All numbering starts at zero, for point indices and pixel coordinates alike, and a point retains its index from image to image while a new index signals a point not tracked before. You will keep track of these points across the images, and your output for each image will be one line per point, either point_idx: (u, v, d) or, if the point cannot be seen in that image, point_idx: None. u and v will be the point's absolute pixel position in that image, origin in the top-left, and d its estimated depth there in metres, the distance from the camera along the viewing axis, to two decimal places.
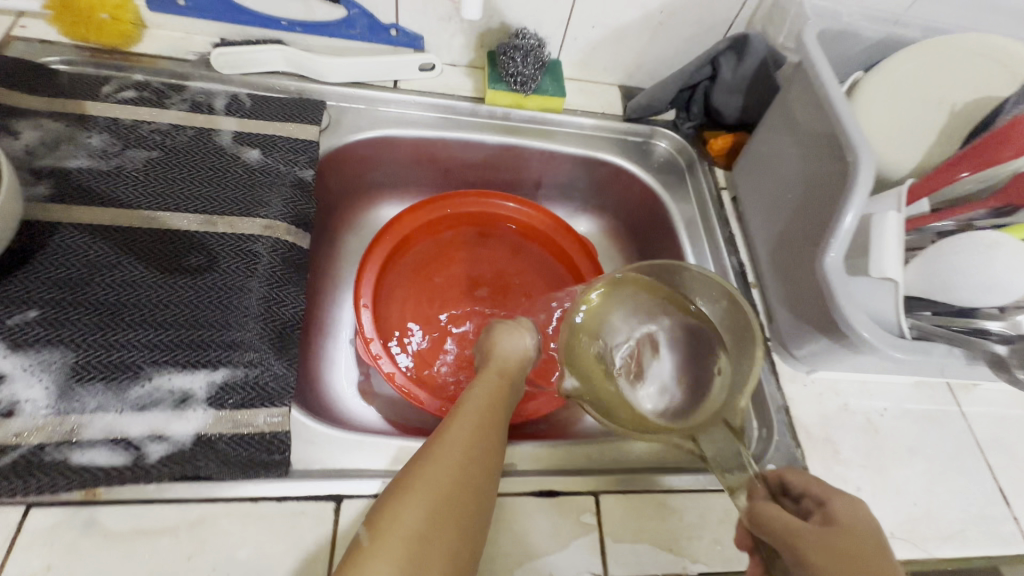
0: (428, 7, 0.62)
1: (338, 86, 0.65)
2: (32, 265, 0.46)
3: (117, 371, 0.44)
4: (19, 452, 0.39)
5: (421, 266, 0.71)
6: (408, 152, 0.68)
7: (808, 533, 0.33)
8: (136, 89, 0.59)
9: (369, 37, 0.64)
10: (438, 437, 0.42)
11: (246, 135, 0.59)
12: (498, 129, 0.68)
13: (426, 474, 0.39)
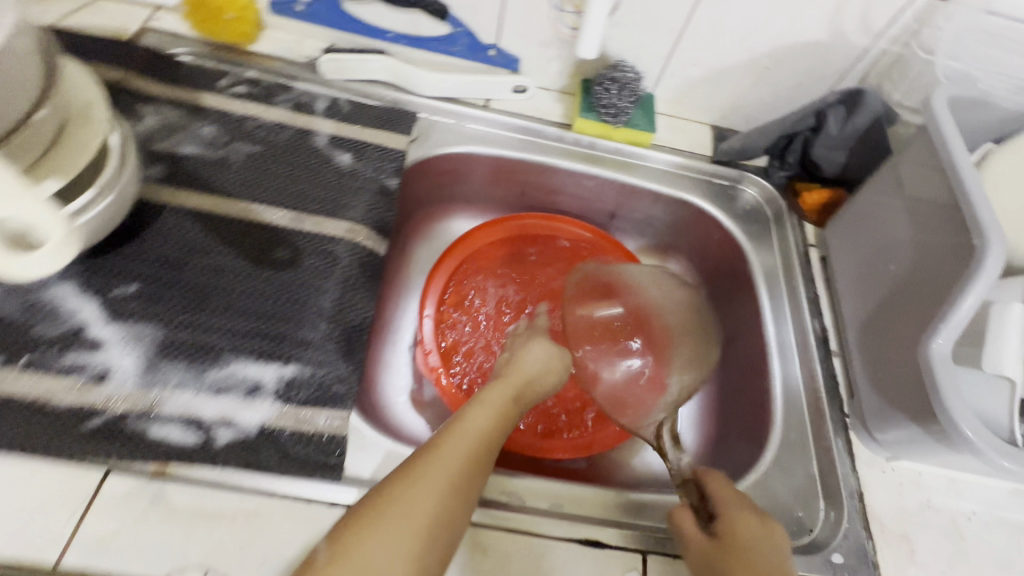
0: (531, 31, 0.63)
1: (431, 99, 0.66)
2: (138, 241, 0.50)
3: (199, 353, 0.46)
4: (104, 417, 0.42)
5: (486, 279, 0.71)
6: (489, 170, 0.69)
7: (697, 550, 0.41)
8: (247, 86, 0.62)
9: (468, 55, 0.66)
10: (431, 452, 0.38)
11: (341, 139, 0.61)
12: (581, 158, 0.68)
13: (403, 500, 0.35)
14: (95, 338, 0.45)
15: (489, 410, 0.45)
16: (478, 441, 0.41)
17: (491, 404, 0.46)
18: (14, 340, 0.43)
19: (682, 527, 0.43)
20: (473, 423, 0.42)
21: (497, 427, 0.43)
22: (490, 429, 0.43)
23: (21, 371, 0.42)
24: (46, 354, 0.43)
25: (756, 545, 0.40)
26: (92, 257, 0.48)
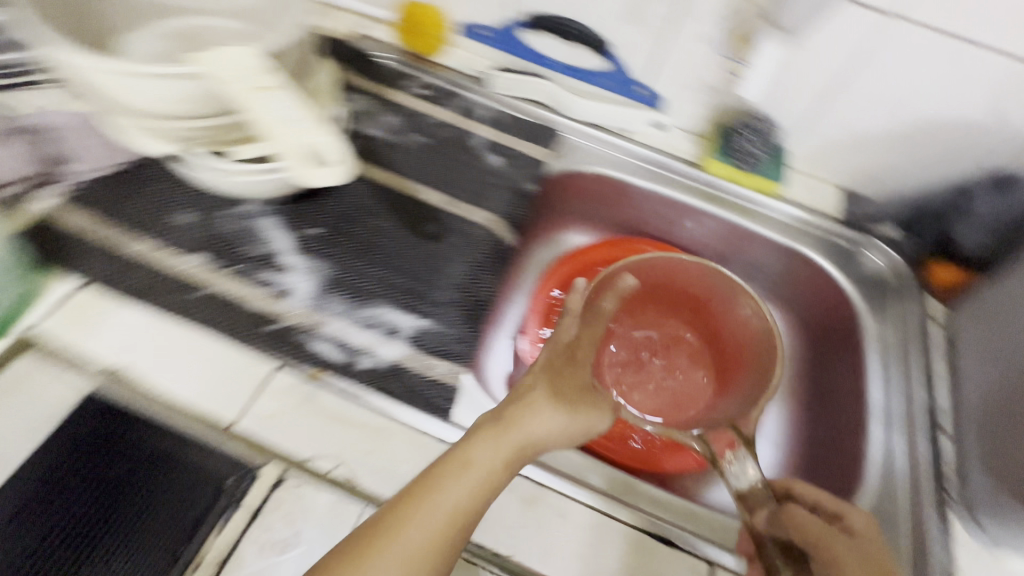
0: (681, 75, 0.69)
1: (576, 122, 0.74)
2: (327, 196, 0.61)
3: (356, 293, 0.55)
4: (280, 324, 0.51)
5: None
6: (614, 193, 0.74)
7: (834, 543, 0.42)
8: (426, 89, 0.74)
9: (616, 89, 0.72)
10: (388, 535, 0.37)
11: (494, 143, 0.71)
12: (705, 197, 0.72)
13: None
14: (283, 264, 0.55)
15: (469, 479, 0.40)
16: (448, 521, 0.38)
17: (477, 472, 0.40)
18: (228, 252, 0.55)
19: (800, 524, 0.43)
20: (444, 497, 0.39)
21: (477, 498, 0.40)
22: (469, 503, 0.39)
23: (230, 277, 0.53)
24: (247, 268, 0.54)
25: (859, 529, 0.45)
26: (292, 202, 0.59)
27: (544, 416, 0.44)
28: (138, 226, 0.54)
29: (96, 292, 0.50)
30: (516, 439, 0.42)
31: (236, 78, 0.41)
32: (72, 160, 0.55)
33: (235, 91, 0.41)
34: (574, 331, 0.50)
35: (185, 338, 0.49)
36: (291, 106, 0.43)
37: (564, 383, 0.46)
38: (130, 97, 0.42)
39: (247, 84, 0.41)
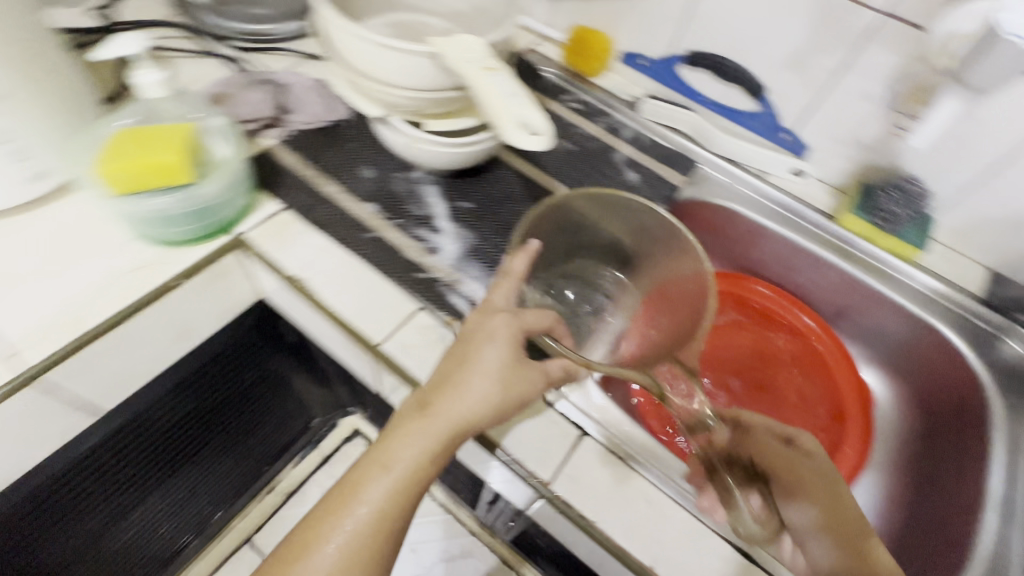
0: (833, 128, 0.71)
1: (716, 156, 0.77)
2: (481, 178, 0.69)
3: (493, 264, 0.61)
4: (428, 275, 0.59)
5: None
6: (741, 229, 0.76)
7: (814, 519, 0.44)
8: (579, 104, 0.81)
9: (762, 131, 0.76)
10: (329, 529, 0.39)
11: (634, 162, 0.76)
12: (835, 249, 0.71)
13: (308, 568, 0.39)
14: (438, 227, 0.63)
15: (398, 469, 0.41)
16: (377, 516, 0.40)
17: (398, 472, 0.41)
18: (396, 207, 0.63)
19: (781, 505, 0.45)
20: (375, 489, 0.41)
21: (408, 490, 0.41)
22: (400, 495, 0.41)
23: (394, 227, 0.62)
24: (408, 223, 0.62)
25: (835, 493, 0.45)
26: (453, 177, 0.67)
27: (458, 409, 0.42)
28: (331, 172, 0.65)
29: (294, 217, 0.60)
30: (430, 437, 0.42)
31: (469, 60, 0.46)
32: (294, 111, 0.67)
33: (466, 70, 0.46)
34: (502, 301, 0.47)
35: (353, 267, 0.58)
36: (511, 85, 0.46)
37: (516, 354, 0.43)
38: (397, 81, 0.53)
39: (478, 65, 0.46)
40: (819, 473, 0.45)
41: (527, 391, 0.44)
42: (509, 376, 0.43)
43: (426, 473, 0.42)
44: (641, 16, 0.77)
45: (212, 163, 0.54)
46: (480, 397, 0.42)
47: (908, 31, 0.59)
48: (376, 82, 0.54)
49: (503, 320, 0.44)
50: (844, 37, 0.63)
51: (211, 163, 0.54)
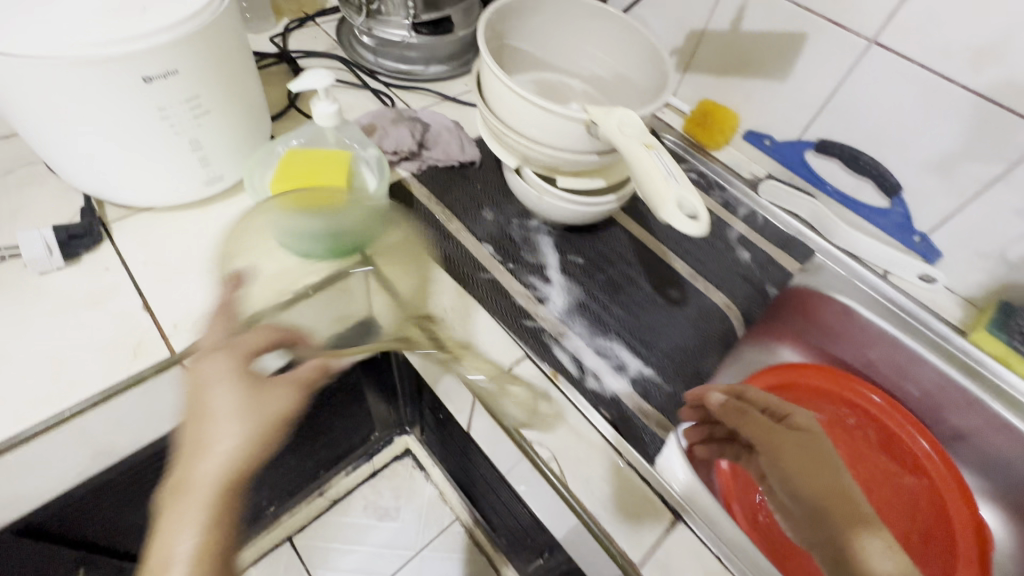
0: (976, 239, 0.66)
1: (834, 248, 0.74)
2: (595, 235, 0.70)
3: (599, 324, 0.62)
4: (537, 325, 0.60)
5: None
6: (853, 328, 0.73)
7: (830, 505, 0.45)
8: (697, 175, 0.82)
9: (890, 231, 0.73)
10: None
11: (747, 240, 0.75)
12: (963, 367, 0.67)
13: None
14: (548, 277, 0.65)
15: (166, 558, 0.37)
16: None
17: (181, 559, 0.37)
18: (511, 252, 0.66)
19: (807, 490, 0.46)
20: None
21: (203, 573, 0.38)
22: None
23: (508, 271, 0.64)
24: (521, 269, 0.65)
25: (837, 480, 0.46)
26: (568, 229, 0.69)
27: (213, 460, 0.40)
28: (457, 210, 0.68)
29: (417, 246, 0.63)
30: (193, 507, 0.39)
31: (629, 134, 0.46)
32: (430, 147, 0.72)
33: (626, 144, 0.45)
34: (214, 341, 0.45)
35: (468, 305, 0.60)
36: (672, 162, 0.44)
37: (243, 381, 0.42)
38: (551, 141, 0.56)
39: (638, 139, 0.46)
40: (796, 440, 0.50)
41: (280, 411, 0.43)
42: (251, 410, 0.42)
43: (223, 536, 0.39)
44: (773, 99, 0.77)
45: (359, 191, 0.59)
46: (231, 440, 0.40)
47: None
48: (523, 135, 0.57)
49: (218, 365, 0.43)
50: (1001, 150, 0.60)
51: (360, 191, 0.59)
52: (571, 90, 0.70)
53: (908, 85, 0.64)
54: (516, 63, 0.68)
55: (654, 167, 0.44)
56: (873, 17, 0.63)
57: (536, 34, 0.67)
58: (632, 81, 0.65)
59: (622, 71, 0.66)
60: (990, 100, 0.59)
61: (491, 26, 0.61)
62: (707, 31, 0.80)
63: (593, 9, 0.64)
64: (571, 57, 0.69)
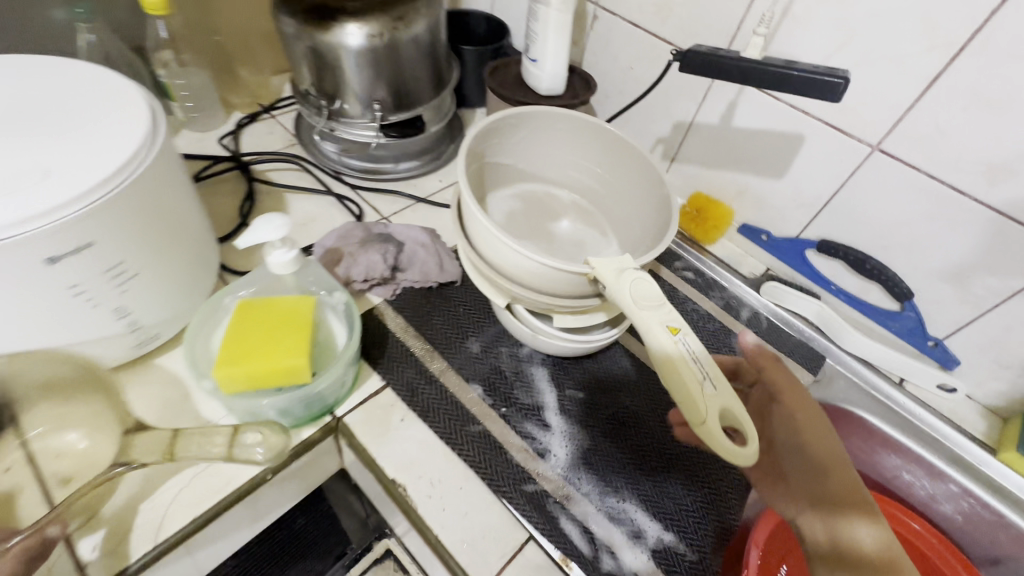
0: (994, 349, 0.63)
1: (846, 354, 0.70)
2: (595, 361, 0.63)
3: (609, 478, 0.54)
4: (538, 489, 0.52)
5: None
6: (873, 442, 0.68)
7: (821, 466, 0.50)
8: (694, 273, 0.77)
9: (902, 335, 0.68)
10: None
11: (755, 351, 0.69)
12: (996, 491, 0.61)
13: None
14: (547, 421, 0.57)
15: None
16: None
17: None
18: (503, 393, 0.58)
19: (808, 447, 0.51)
20: None
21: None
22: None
23: (501, 418, 0.56)
24: (515, 413, 0.57)
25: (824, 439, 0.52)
26: (565, 358, 0.62)
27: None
28: (439, 344, 0.61)
29: (397, 398, 0.55)
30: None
31: (649, 313, 0.42)
32: (406, 268, 0.64)
33: (648, 329, 0.42)
34: None
35: (458, 473, 0.51)
36: (702, 353, 0.41)
37: None
38: (551, 284, 0.49)
39: (660, 320, 0.42)
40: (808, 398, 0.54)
41: None
42: None
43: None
44: (769, 195, 0.73)
45: (324, 349, 0.50)
46: None
47: None
48: (516, 283, 0.50)
49: None
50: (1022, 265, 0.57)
51: (324, 348, 0.50)
52: (561, 202, 0.69)
53: (917, 195, 0.60)
54: (504, 179, 0.67)
55: (683, 365, 0.40)
56: (875, 125, 0.60)
57: (521, 148, 0.65)
58: (626, 197, 0.64)
59: (615, 185, 0.64)
60: (1008, 216, 0.55)
61: (473, 150, 0.59)
62: (695, 124, 0.75)
63: (582, 123, 0.62)
64: (559, 169, 0.67)
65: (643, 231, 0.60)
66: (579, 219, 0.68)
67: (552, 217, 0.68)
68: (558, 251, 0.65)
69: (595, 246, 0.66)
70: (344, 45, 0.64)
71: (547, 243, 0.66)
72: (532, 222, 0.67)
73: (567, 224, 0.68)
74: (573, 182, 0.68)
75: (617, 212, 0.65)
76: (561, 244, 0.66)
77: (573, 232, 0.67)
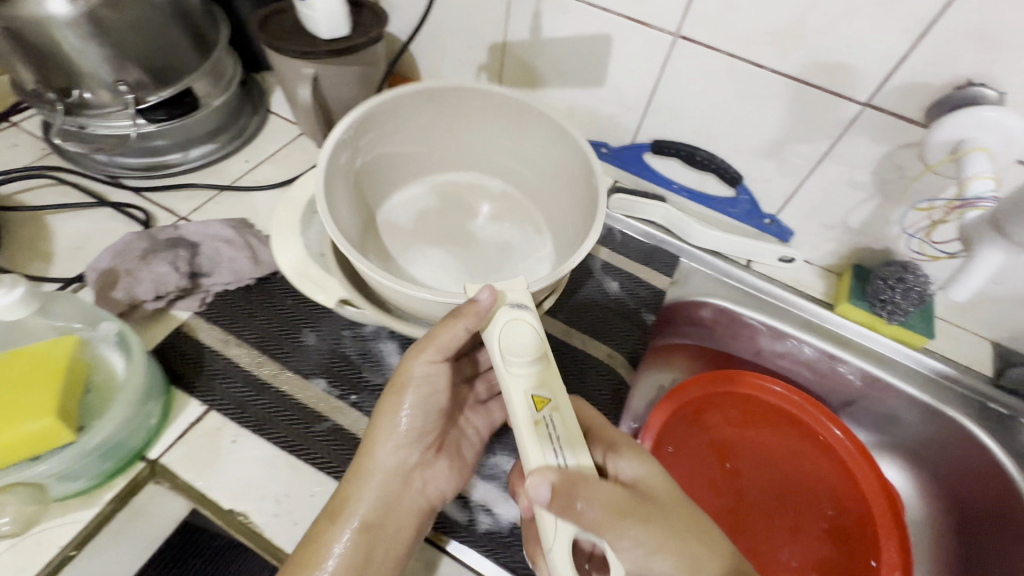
0: (819, 214, 0.65)
1: (698, 249, 0.71)
2: None
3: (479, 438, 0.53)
4: None
5: (722, 421, 0.70)
6: (734, 326, 0.71)
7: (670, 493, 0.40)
8: None
9: (743, 218, 0.70)
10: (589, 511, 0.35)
11: (611, 267, 0.69)
12: (836, 341, 0.66)
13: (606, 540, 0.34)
14: None
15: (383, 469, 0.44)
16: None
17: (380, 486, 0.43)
18: (350, 379, 0.53)
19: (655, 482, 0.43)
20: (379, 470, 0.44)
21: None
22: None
23: (351, 407, 0.52)
24: (368, 398, 0.53)
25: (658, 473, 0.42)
26: None
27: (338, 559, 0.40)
28: (268, 346, 0.54)
29: (223, 419, 0.49)
30: (396, 530, 0.43)
31: (523, 374, 0.39)
32: (209, 271, 0.56)
33: (513, 397, 0.39)
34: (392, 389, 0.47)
35: (307, 480, 0.47)
36: (565, 436, 0.37)
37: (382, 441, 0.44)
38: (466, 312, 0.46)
39: (527, 389, 0.39)
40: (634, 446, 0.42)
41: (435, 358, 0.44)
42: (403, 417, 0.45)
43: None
44: (598, 105, 0.70)
45: (102, 389, 0.42)
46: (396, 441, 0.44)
47: (888, 120, 0.54)
48: (433, 326, 0.49)
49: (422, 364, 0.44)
50: (826, 127, 0.58)
51: (104, 389, 0.42)
52: (478, 198, 0.65)
53: (723, 77, 0.59)
54: (409, 168, 0.63)
55: (541, 457, 0.36)
56: (670, 12, 0.57)
57: (428, 131, 0.61)
58: (551, 181, 0.60)
59: (534, 166, 0.61)
60: (803, 81, 0.56)
61: (355, 141, 0.54)
62: (508, 43, 0.69)
63: (469, 103, 0.58)
64: (476, 152, 0.64)
65: (572, 224, 0.57)
66: (502, 212, 0.65)
67: (472, 211, 0.64)
68: (476, 253, 0.61)
69: (521, 245, 0.63)
70: (43, 17, 0.51)
71: (463, 245, 0.62)
72: (449, 217, 0.64)
73: (489, 221, 0.64)
74: (495, 167, 0.65)
75: (547, 199, 0.62)
76: (480, 245, 0.62)
77: (494, 232, 0.63)
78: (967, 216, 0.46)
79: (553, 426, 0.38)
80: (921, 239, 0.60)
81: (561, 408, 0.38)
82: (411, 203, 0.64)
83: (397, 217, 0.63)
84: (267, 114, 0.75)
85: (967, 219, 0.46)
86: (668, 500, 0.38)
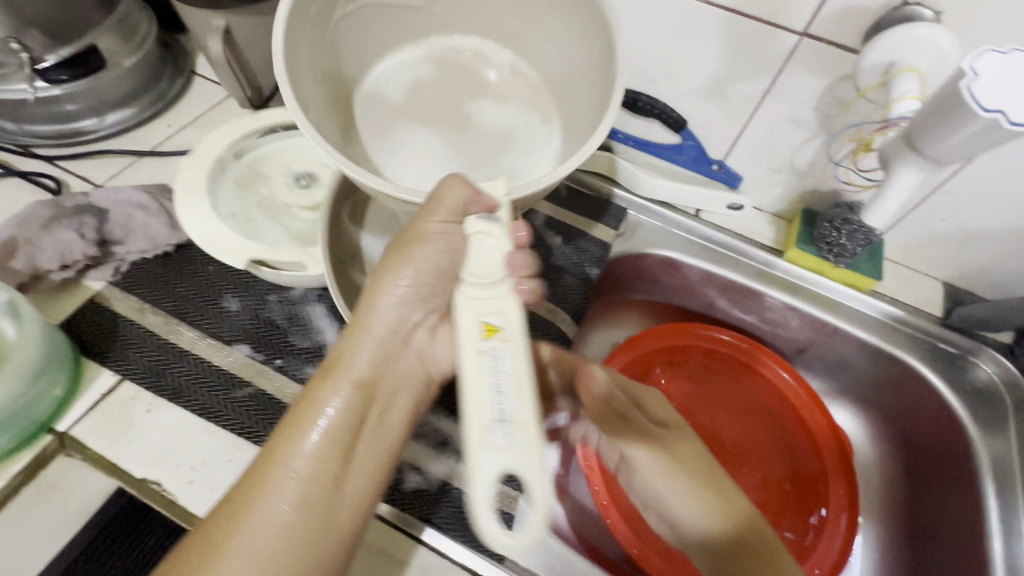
0: (765, 157, 0.63)
1: (646, 201, 0.69)
2: None
3: None
4: None
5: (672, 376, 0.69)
6: (683, 279, 0.69)
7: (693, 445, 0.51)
8: None
9: (691, 166, 0.67)
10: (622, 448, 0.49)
11: (555, 222, 0.67)
12: (785, 288, 0.65)
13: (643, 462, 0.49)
14: None
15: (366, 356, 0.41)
16: (307, 499, 0.37)
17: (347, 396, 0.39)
18: (274, 343, 0.52)
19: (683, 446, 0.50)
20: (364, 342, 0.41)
21: (321, 482, 0.37)
22: (338, 488, 0.38)
23: (275, 371, 0.50)
24: (294, 361, 0.51)
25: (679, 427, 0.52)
26: None
27: (331, 416, 0.39)
28: (186, 313, 0.51)
29: (137, 389, 0.47)
30: (392, 386, 0.43)
31: (477, 299, 0.37)
32: (121, 238, 0.53)
33: (462, 321, 0.36)
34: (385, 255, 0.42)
35: (225, 447, 0.46)
36: (508, 373, 0.34)
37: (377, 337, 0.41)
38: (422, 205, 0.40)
39: (477, 315, 0.36)
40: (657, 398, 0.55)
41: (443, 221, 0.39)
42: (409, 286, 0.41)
43: (372, 454, 0.41)
44: None
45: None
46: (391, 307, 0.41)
47: (827, 50, 0.51)
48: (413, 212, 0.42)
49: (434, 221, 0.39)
50: (764, 61, 0.55)
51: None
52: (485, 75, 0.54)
53: (657, 12, 0.56)
54: (399, 27, 0.52)
55: (479, 401, 0.33)
56: None
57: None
58: (567, 50, 0.49)
59: (547, 38, 0.50)
60: (738, 12, 0.52)
61: None
62: None
63: None
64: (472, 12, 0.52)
65: (589, 110, 0.48)
66: (506, 93, 0.54)
67: (474, 87, 0.53)
68: (472, 143, 0.51)
69: (529, 134, 0.52)
70: None
71: (459, 129, 0.52)
72: (447, 94, 0.53)
73: (493, 105, 0.53)
74: (500, 33, 0.53)
75: (562, 80, 0.51)
76: (480, 133, 0.52)
77: (498, 117, 0.53)
78: (888, 136, 0.47)
79: (499, 358, 0.35)
80: (847, 166, 0.58)
81: (511, 337, 0.35)
82: (403, 73, 0.53)
83: (386, 91, 0.52)
84: (191, 75, 0.71)
85: (887, 140, 0.47)
86: (693, 457, 0.49)
